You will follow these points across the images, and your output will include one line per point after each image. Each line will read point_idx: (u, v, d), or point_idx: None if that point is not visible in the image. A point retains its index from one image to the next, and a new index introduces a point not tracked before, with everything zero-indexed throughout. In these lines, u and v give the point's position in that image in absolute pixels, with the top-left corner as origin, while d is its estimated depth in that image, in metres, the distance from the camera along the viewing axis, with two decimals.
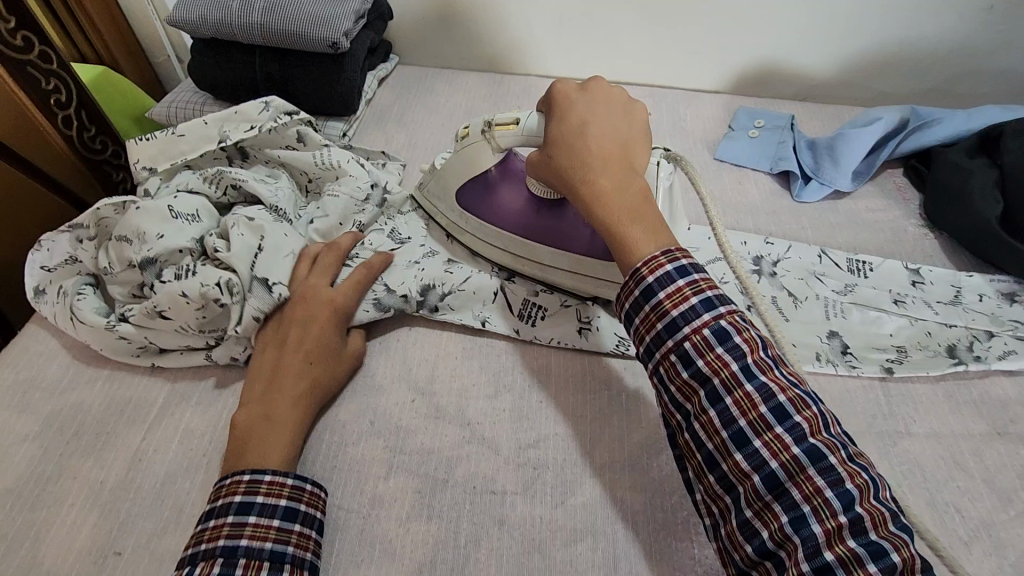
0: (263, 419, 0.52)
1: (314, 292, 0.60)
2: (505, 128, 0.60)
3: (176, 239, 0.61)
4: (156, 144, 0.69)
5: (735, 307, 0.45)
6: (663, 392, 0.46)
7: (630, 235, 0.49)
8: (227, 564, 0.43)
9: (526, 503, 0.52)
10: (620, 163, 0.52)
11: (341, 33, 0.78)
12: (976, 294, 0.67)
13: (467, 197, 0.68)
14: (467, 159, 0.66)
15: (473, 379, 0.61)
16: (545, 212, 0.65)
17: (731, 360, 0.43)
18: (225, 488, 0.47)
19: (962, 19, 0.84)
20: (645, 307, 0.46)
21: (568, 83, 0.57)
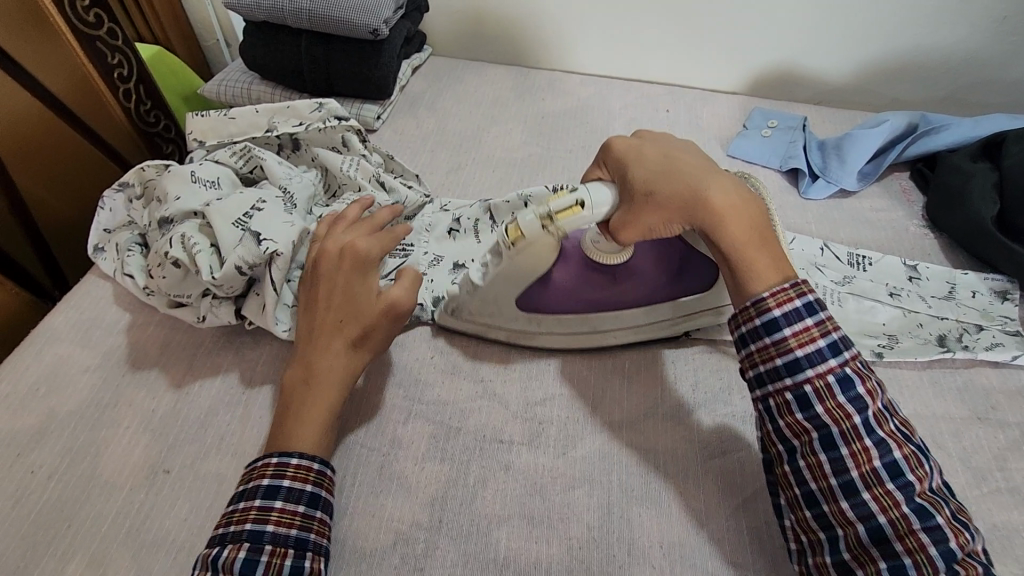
0: (303, 383, 0.54)
1: (333, 250, 0.59)
2: (570, 214, 0.56)
3: (190, 202, 0.64)
4: (209, 121, 0.75)
5: (857, 355, 0.49)
6: (768, 422, 0.51)
7: (757, 261, 0.52)
8: (253, 549, 0.46)
9: (530, 452, 0.57)
10: (724, 183, 0.54)
11: (382, 21, 0.84)
12: (970, 290, 0.70)
13: (529, 296, 0.63)
14: (528, 258, 0.60)
15: (488, 342, 0.66)
16: (619, 278, 0.62)
17: (853, 412, 0.47)
18: (255, 472, 0.50)
19: (975, 29, 0.88)
20: (766, 339, 0.50)
21: (624, 137, 0.59)
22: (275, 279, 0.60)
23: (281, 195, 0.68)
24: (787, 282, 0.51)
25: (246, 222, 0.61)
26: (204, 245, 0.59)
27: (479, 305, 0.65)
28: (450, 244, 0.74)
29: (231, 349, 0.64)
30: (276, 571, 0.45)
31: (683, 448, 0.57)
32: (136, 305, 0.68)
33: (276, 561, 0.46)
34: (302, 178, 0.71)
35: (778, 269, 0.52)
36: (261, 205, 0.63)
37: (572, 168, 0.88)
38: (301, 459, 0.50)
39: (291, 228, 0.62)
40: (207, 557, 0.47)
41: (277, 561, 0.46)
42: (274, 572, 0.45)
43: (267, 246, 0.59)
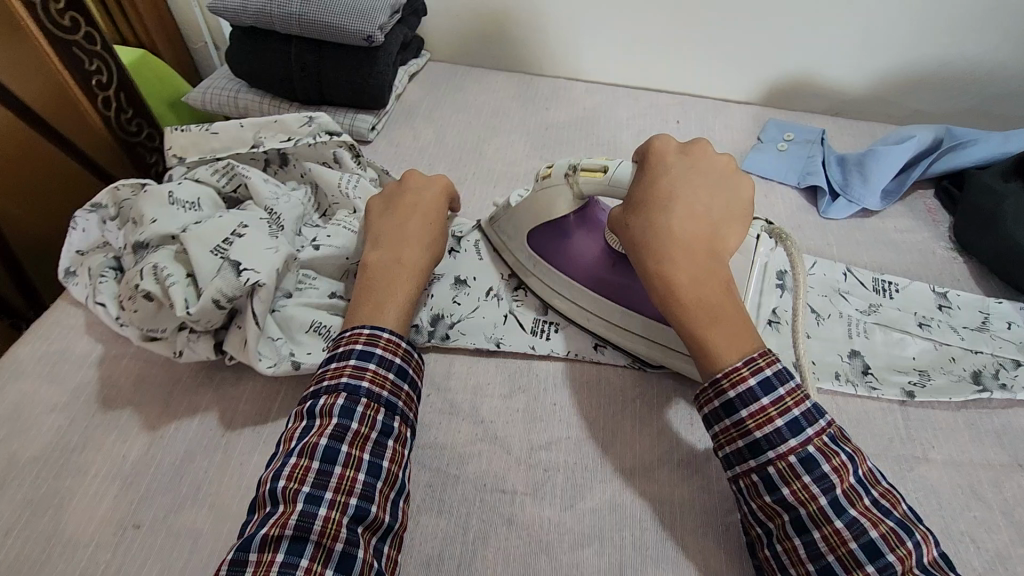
0: (393, 264, 0.58)
1: (421, 176, 0.66)
2: (591, 175, 0.56)
3: (168, 225, 0.59)
4: (190, 136, 0.70)
5: (823, 427, 0.45)
6: (743, 502, 0.48)
7: (705, 335, 0.48)
8: (350, 398, 0.49)
9: (535, 505, 0.52)
10: (702, 254, 0.50)
11: (377, 26, 0.79)
12: (1005, 321, 0.66)
13: (540, 238, 0.63)
14: (545, 203, 0.61)
15: (489, 378, 0.61)
16: (617, 266, 0.61)
17: (819, 493, 0.43)
18: (345, 339, 0.53)
19: (1005, 39, 0.83)
20: (725, 420, 0.47)
21: (666, 143, 0.55)
22: (256, 312, 0.55)
23: (267, 217, 0.63)
24: (738, 361, 0.47)
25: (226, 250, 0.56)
26: (179, 276, 0.55)
27: (508, 230, 0.66)
28: (449, 263, 0.69)
29: (211, 386, 0.59)
30: (370, 423, 0.49)
31: (701, 500, 0.53)
32: (109, 336, 0.63)
33: (370, 413, 0.49)
34: (290, 198, 0.66)
35: (735, 349, 0.47)
36: (243, 230, 0.57)
37: None
38: (392, 336, 0.53)
39: (274, 255, 0.56)
40: (300, 410, 0.50)
41: (371, 414, 0.49)
42: (368, 424, 0.48)
43: (248, 277, 0.54)
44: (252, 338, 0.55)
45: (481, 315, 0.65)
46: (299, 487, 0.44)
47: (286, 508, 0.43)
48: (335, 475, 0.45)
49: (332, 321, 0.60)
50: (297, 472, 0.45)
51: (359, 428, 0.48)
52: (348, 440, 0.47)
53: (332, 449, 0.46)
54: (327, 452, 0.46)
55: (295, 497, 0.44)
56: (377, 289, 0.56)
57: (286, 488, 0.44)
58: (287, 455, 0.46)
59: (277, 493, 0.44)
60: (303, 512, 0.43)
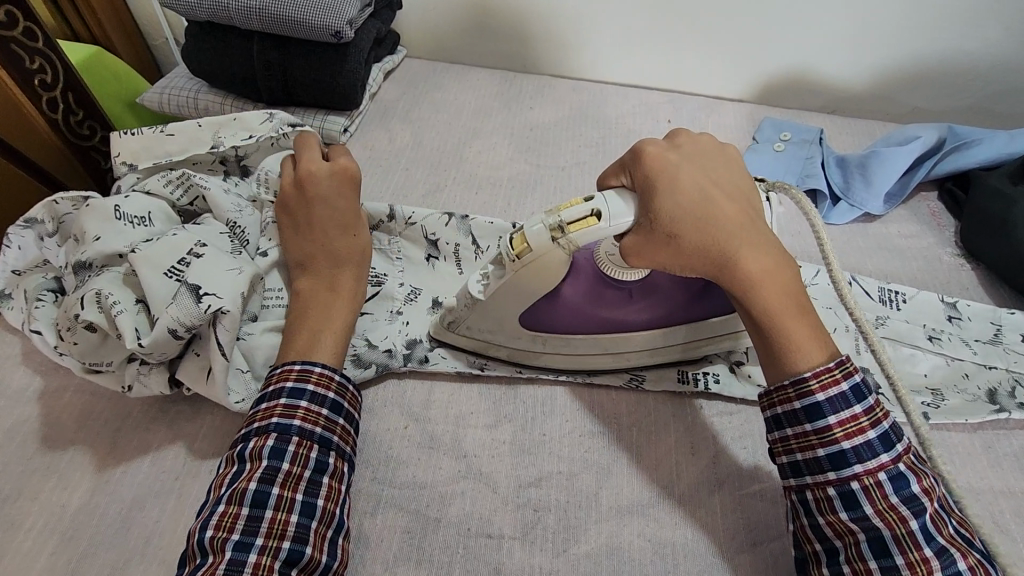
0: (329, 291, 0.53)
1: (323, 169, 0.58)
2: (584, 226, 0.46)
3: (114, 241, 0.52)
4: (142, 140, 0.63)
5: (909, 446, 0.42)
6: (801, 516, 0.44)
7: (792, 331, 0.44)
8: (281, 438, 0.44)
9: (525, 551, 0.48)
10: (758, 238, 0.46)
11: (346, 21, 0.73)
12: (1018, 333, 0.62)
13: (533, 316, 0.54)
14: (532, 273, 0.50)
15: (473, 406, 0.56)
16: (637, 295, 0.53)
17: (909, 515, 0.40)
18: (276, 376, 0.47)
19: (1009, 33, 0.79)
20: (806, 425, 0.43)
21: (656, 141, 0.48)
22: (221, 342, 0.49)
23: (228, 232, 0.58)
24: (829, 361, 0.43)
25: (181, 272, 0.50)
26: (127, 302, 0.48)
27: (481, 321, 0.55)
28: (428, 277, 0.64)
29: (164, 422, 0.53)
30: (303, 463, 0.44)
31: (704, 540, 0.48)
32: (49, 366, 0.57)
33: (302, 453, 0.44)
34: (253, 209, 0.61)
35: (819, 338, 0.45)
36: (201, 248, 0.51)
37: (565, 189, 0.77)
38: (324, 369, 0.48)
39: (237, 278, 0.50)
40: (230, 453, 0.45)
41: (304, 453, 0.44)
42: (301, 463, 0.44)
43: (208, 304, 0.48)
44: (220, 372, 0.49)
45: None
46: (228, 535, 0.40)
47: (213, 561, 0.39)
48: (266, 520, 0.41)
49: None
50: (226, 521, 0.41)
51: (291, 468, 0.43)
52: (280, 482, 0.43)
53: (263, 493, 0.42)
54: (257, 496, 0.42)
55: (222, 549, 0.40)
56: (313, 318, 0.52)
57: (214, 540, 0.40)
58: (215, 501, 0.42)
59: (204, 545, 0.40)
60: (232, 562, 0.39)
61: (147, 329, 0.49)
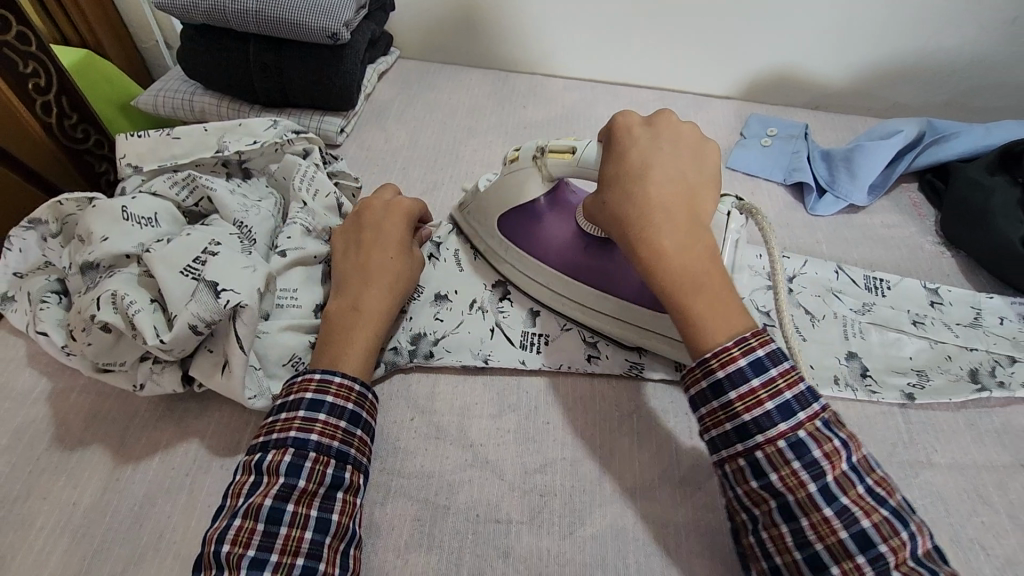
0: (352, 310, 0.54)
1: (381, 203, 0.62)
2: (559, 156, 0.56)
3: (122, 243, 0.53)
4: (148, 142, 0.64)
5: (817, 411, 0.41)
6: (727, 487, 0.44)
7: (695, 308, 0.44)
8: (298, 454, 0.45)
9: (533, 534, 0.49)
10: (683, 218, 0.47)
11: (342, 23, 0.74)
12: (997, 317, 0.65)
13: (511, 225, 0.62)
14: (514, 185, 0.61)
15: (477, 397, 0.57)
16: (591, 250, 0.59)
17: (808, 480, 0.40)
18: (296, 386, 0.49)
19: (984, 30, 0.83)
20: (712, 403, 0.43)
21: (632, 117, 0.53)
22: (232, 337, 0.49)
23: (238, 231, 0.58)
24: (730, 341, 0.43)
25: (199, 270, 0.50)
26: (143, 302, 0.48)
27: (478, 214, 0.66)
28: (431, 274, 0.65)
29: (172, 420, 0.54)
30: (319, 479, 0.45)
31: (704, 519, 0.50)
32: (54, 368, 0.57)
33: (319, 468, 0.45)
34: (260, 210, 0.62)
35: (729, 321, 0.44)
36: (215, 247, 0.52)
37: None
38: (344, 378, 0.49)
39: (254, 274, 0.50)
40: (248, 461, 0.46)
41: (320, 469, 0.45)
42: (317, 480, 0.45)
43: (227, 299, 0.48)
44: (238, 367, 0.49)
45: (466, 331, 0.61)
46: (244, 551, 0.41)
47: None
48: (281, 536, 0.42)
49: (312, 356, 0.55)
50: (242, 535, 0.42)
51: (306, 484, 0.44)
52: (295, 498, 0.44)
53: (277, 510, 0.43)
54: (272, 513, 0.43)
55: (238, 563, 0.41)
56: (338, 338, 0.52)
57: (230, 554, 0.41)
58: (231, 514, 0.43)
59: (221, 557, 0.41)
60: None
61: (165, 328, 0.49)
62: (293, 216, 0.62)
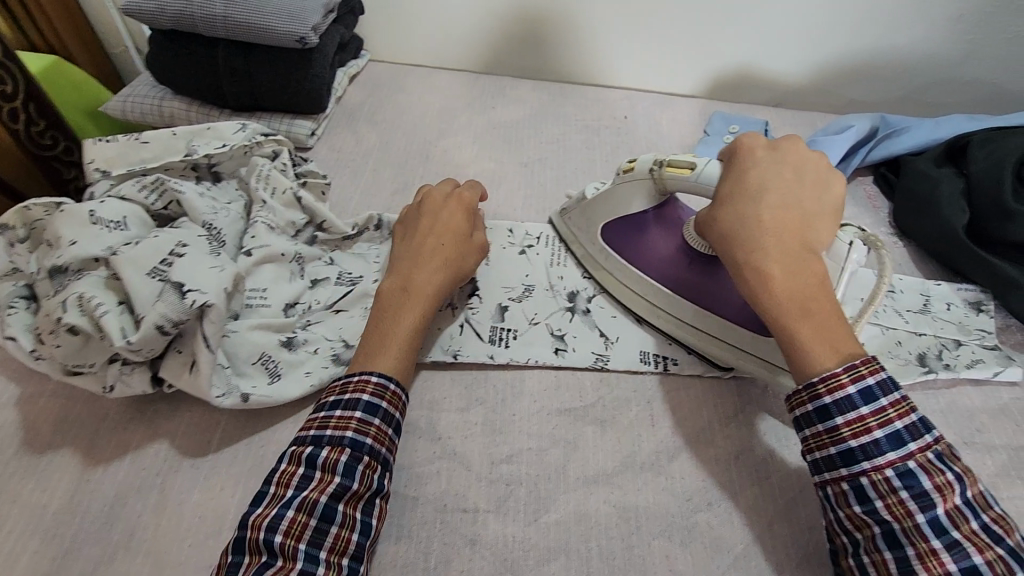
0: (402, 290, 0.56)
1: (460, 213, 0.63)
2: (678, 172, 0.57)
3: (91, 246, 0.53)
4: (116, 147, 0.64)
5: (928, 443, 0.42)
6: (829, 510, 0.46)
7: (799, 329, 0.47)
8: (354, 455, 0.46)
9: (499, 522, 0.51)
10: (793, 246, 0.50)
11: (310, 27, 0.75)
12: (945, 302, 0.68)
13: (613, 235, 0.65)
14: (624, 197, 0.63)
15: (445, 391, 0.59)
16: (695, 266, 0.61)
17: (916, 510, 0.41)
18: (353, 385, 0.50)
19: (932, 29, 0.86)
20: (818, 425, 0.45)
21: (758, 140, 0.56)
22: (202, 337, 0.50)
23: (207, 233, 0.59)
24: (837, 367, 0.45)
25: (165, 272, 0.51)
26: (111, 304, 0.49)
27: (581, 226, 0.68)
28: None
29: (143, 421, 0.55)
30: (368, 482, 0.46)
31: (663, 502, 0.52)
32: (23, 373, 0.57)
33: (370, 473, 0.47)
34: (229, 212, 0.63)
35: (835, 347, 0.46)
36: (183, 248, 0.53)
37: (529, 185, 0.81)
38: (398, 389, 0.51)
39: (221, 274, 0.52)
40: (298, 453, 0.47)
41: (370, 473, 0.47)
42: (367, 483, 0.46)
43: (194, 299, 0.49)
44: (205, 366, 0.50)
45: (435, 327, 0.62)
46: (297, 544, 0.42)
47: (283, 564, 0.41)
48: (331, 534, 0.44)
49: (281, 354, 0.56)
50: (295, 528, 0.43)
51: (359, 486, 0.46)
52: (347, 499, 0.45)
53: (331, 507, 0.44)
54: (326, 510, 0.44)
55: (294, 556, 0.42)
56: (386, 320, 0.54)
57: (283, 546, 0.42)
58: (282, 504, 0.44)
59: (274, 547, 0.42)
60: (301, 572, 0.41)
61: (133, 329, 0.49)
62: (255, 216, 0.63)
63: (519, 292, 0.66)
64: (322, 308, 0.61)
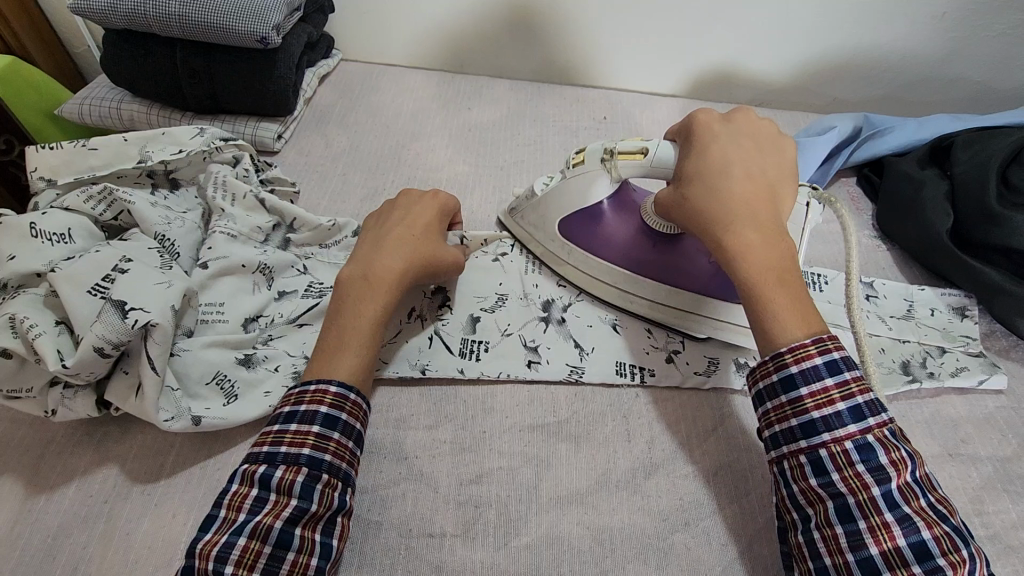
0: (362, 279, 0.53)
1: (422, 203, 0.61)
2: (630, 157, 0.56)
3: (31, 261, 0.50)
4: (62, 154, 0.60)
5: (886, 420, 0.42)
6: (782, 485, 0.44)
7: (776, 299, 0.46)
8: (311, 474, 0.44)
9: (466, 547, 0.48)
10: (764, 216, 0.49)
11: (272, 26, 0.71)
12: (928, 308, 0.67)
13: (573, 226, 0.63)
14: (582, 188, 0.61)
15: (413, 408, 0.56)
16: (661, 247, 0.61)
17: (873, 483, 0.40)
18: (309, 396, 0.47)
19: (916, 27, 0.84)
20: (781, 396, 0.44)
21: (710, 113, 0.55)
22: (150, 357, 0.47)
23: (158, 245, 0.56)
24: (807, 339, 0.45)
25: (106, 288, 0.48)
26: (47, 324, 0.46)
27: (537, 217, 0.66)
28: None
29: (90, 445, 0.52)
30: (329, 503, 0.44)
31: (639, 523, 0.50)
32: None
33: (328, 492, 0.44)
34: (183, 222, 0.60)
35: (805, 318, 0.46)
36: (127, 263, 0.50)
37: (504, 189, 0.78)
38: (359, 397, 0.48)
39: (168, 291, 0.49)
40: (248, 473, 0.44)
41: (329, 493, 0.44)
42: (326, 503, 0.44)
43: (136, 318, 0.47)
44: (150, 390, 0.47)
45: (404, 340, 0.60)
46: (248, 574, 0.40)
47: None
48: (288, 561, 0.41)
49: (238, 373, 0.53)
50: (246, 558, 0.40)
51: (317, 508, 0.43)
52: (303, 522, 0.42)
53: (286, 533, 0.42)
54: (282, 536, 0.41)
55: None
56: (345, 312, 0.51)
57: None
58: (233, 531, 0.41)
59: None
60: None
61: (71, 350, 0.47)
62: (214, 226, 0.60)
63: (492, 302, 0.64)
64: (285, 322, 0.58)
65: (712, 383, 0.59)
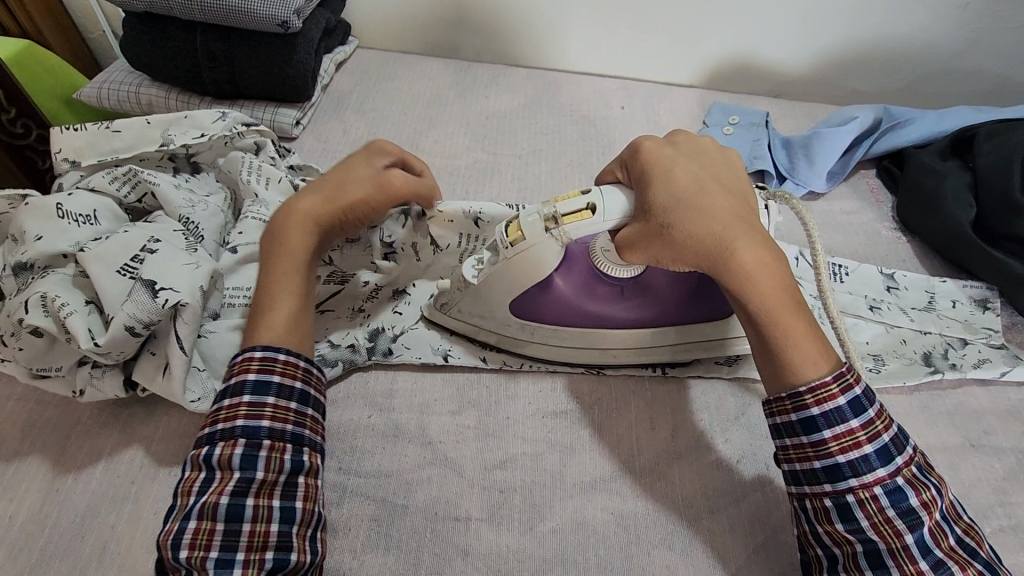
0: (270, 236, 0.52)
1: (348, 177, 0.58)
2: (578, 219, 0.46)
3: (57, 241, 0.50)
4: (85, 136, 0.61)
5: (912, 457, 0.42)
6: (803, 522, 0.45)
7: (791, 330, 0.44)
8: (250, 445, 0.42)
9: (492, 531, 0.48)
10: (748, 231, 0.46)
11: (292, 11, 0.71)
12: (950, 300, 0.66)
13: (527, 306, 0.54)
14: (525, 266, 0.51)
15: (437, 393, 0.56)
16: (629, 292, 0.54)
17: (904, 531, 0.41)
18: (237, 366, 0.46)
19: (937, 18, 0.84)
20: (802, 437, 0.43)
21: (655, 138, 0.50)
22: (180, 337, 0.48)
23: (183, 228, 0.56)
24: (827, 375, 0.43)
25: (137, 268, 0.48)
26: (78, 304, 0.47)
27: (471, 304, 0.56)
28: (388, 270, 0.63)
29: (116, 426, 0.52)
30: (277, 467, 0.43)
31: (664, 510, 0.50)
32: None
33: (275, 457, 0.43)
34: (207, 205, 0.60)
35: (822, 348, 0.44)
36: (154, 244, 0.50)
37: (522, 177, 0.78)
38: (289, 354, 0.47)
39: (195, 272, 0.49)
40: (195, 457, 0.43)
41: (277, 458, 0.43)
42: (275, 468, 0.43)
43: (166, 298, 0.47)
44: (179, 369, 0.48)
45: (426, 326, 0.60)
46: (206, 553, 0.39)
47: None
48: (245, 533, 0.40)
49: None
50: (200, 538, 0.39)
51: (265, 475, 0.42)
52: (255, 492, 0.41)
53: (237, 506, 0.41)
54: (231, 510, 0.40)
55: (203, 566, 0.39)
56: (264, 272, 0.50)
57: (191, 559, 0.39)
58: (184, 516, 0.40)
59: (184, 562, 0.39)
60: None
61: (101, 330, 0.47)
62: (248, 210, 0.60)
63: None
64: None
65: (736, 373, 0.59)
